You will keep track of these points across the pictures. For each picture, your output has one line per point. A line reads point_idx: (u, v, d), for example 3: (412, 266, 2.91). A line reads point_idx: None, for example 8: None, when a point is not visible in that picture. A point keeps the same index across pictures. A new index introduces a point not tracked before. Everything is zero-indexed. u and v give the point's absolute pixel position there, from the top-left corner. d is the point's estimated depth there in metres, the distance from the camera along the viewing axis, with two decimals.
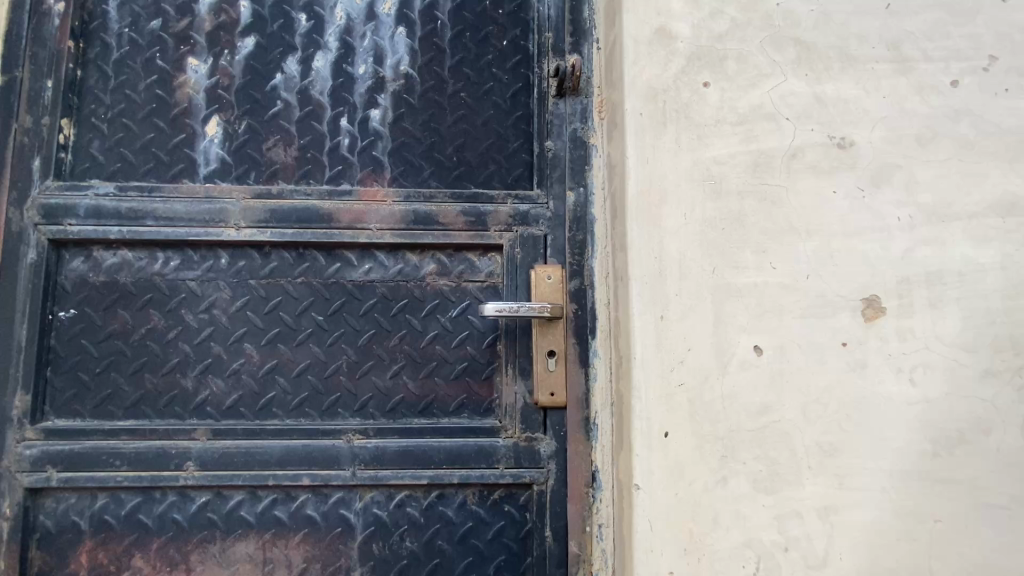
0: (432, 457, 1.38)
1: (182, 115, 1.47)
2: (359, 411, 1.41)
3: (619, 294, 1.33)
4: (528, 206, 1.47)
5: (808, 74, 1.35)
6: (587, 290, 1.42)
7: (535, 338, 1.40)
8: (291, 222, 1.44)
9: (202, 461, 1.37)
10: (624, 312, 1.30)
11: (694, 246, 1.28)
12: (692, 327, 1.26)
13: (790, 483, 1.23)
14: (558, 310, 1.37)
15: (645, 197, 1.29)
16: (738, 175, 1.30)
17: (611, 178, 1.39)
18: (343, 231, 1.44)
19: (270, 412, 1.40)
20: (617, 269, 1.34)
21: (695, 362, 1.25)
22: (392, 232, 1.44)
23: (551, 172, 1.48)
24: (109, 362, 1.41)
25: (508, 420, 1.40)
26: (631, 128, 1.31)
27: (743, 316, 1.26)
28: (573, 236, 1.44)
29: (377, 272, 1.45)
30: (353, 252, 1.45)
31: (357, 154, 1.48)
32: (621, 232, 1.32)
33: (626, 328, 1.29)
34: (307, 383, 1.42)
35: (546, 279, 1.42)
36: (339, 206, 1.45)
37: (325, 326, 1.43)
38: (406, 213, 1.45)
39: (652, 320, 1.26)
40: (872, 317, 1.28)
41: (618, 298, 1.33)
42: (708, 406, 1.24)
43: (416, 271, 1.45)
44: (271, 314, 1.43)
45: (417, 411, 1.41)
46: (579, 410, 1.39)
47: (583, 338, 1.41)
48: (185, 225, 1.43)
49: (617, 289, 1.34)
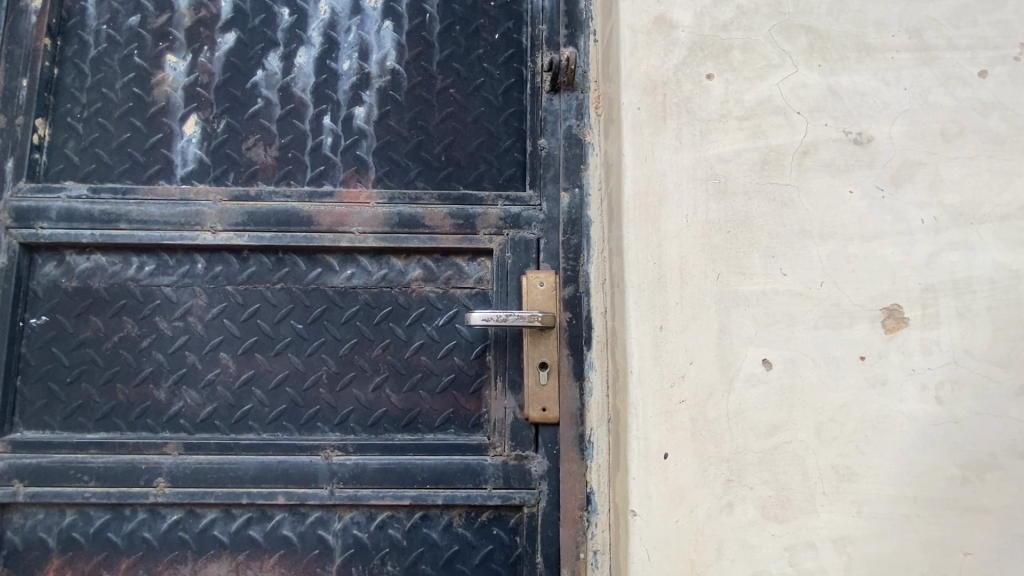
0: (415, 476, 1.29)
1: (159, 113, 1.42)
2: (339, 425, 1.33)
3: (615, 303, 1.23)
4: (520, 208, 1.38)
5: (821, 64, 1.25)
6: (582, 297, 1.33)
7: (525, 349, 1.31)
8: (269, 225, 1.37)
9: (174, 477, 1.30)
10: (620, 322, 1.20)
11: (696, 251, 1.18)
12: (694, 339, 1.15)
13: (803, 510, 1.12)
14: (549, 320, 1.28)
15: (643, 198, 1.19)
16: (744, 174, 1.20)
17: (608, 178, 1.30)
18: (325, 235, 1.37)
19: (245, 426, 1.33)
20: (613, 275, 1.25)
21: (697, 377, 1.14)
22: (375, 236, 1.37)
23: (544, 172, 1.39)
24: (80, 372, 1.34)
25: (497, 437, 1.30)
26: (628, 123, 1.22)
27: (750, 327, 1.16)
28: (568, 240, 1.35)
29: (359, 278, 1.37)
30: (334, 257, 1.38)
31: (340, 153, 1.41)
32: (618, 236, 1.23)
33: (622, 340, 1.19)
34: (285, 396, 1.34)
35: (537, 286, 1.33)
36: (320, 208, 1.37)
37: (304, 335, 1.35)
38: (391, 215, 1.38)
39: (651, 330, 1.16)
40: (893, 329, 1.17)
41: (614, 307, 1.24)
42: (711, 425, 1.13)
43: (401, 277, 1.37)
44: (248, 322, 1.36)
45: (400, 426, 1.32)
46: (573, 426, 1.29)
47: (578, 349, 1.31)
48: (160, 228, 1.37)
49: (613, 297, 1.24)
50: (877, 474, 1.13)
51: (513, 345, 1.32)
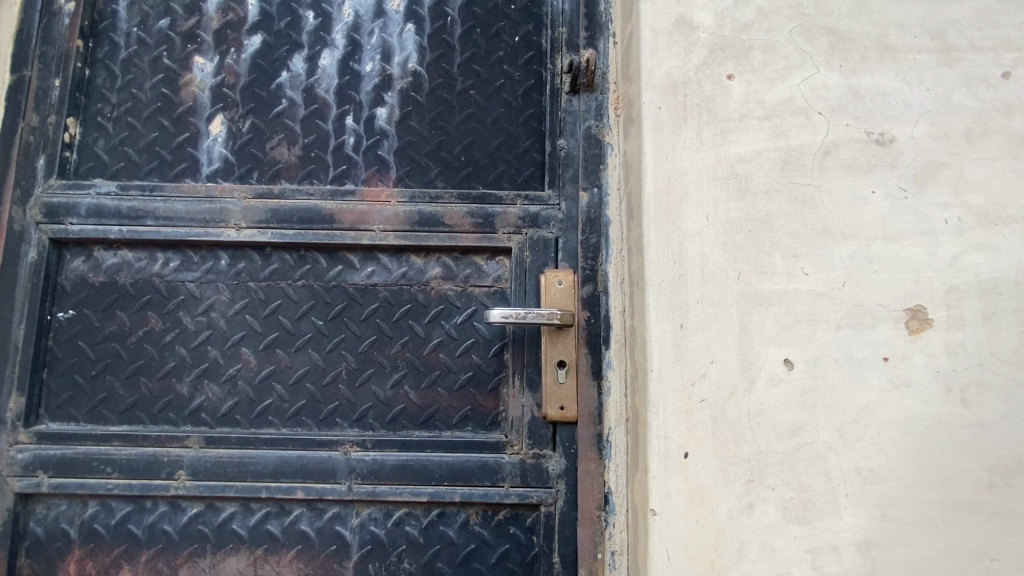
0: (432, 473, 1.29)
1: (186, 113, 1.45)
2: (357, 421, 1.33)
3: (634, 300, 1.23)
4: (539, 207, 1.38)
5: (842, 64, 1.25)
6: (601, 297, 1.33)
7: (544, 347, 1.31)
8: (291, 222, 1.38)
9: (195, 471, 1.31)
10: (640, 320, 1.20)
11: (716, 250, 1.18)
12: (715, 338, 1.15)
13: (825, 512, 1.11)
14: (568, 318, 1.27)
15: (663, 197, 1.20)
16: (766, 173, 1.20)
17: (627, 177, 1.30)
18: (345, 233, 1.38)
19: (266, 420, 1.34)
20: (633, 273, 1.25)
21: (718, 376, 1.14)
22: (396, 234, 1.38)
23: (563, 172, 1.39)
24: (105, 365, 1.37)
25: (514, 435, 1.30)
26: (648, 122, 1.23)
27: (771, 327, 1.15)
28: (586, 239, 1.35)
29: (379, 276, 1.38)
30: (355, 255, 1.39)
31: (361, 153, 1.43)
32: (637, 234, 1.23)
33: (642, 337, 1.19)
34: (304, 391, 1.35)
35: (555, 284, 1.33)
36: (341, 206, 1.39)
37: (325, 332, 1.37)
38: (411, 214, 1.38)
39: (671, 328, 1.16)
40: (917, 330, 1.16)
41: (633, 306, 1.23)
42: (732, 424, 1.12)
43: (421, 275, 1.38)
44: (270, 318, 1.38)
45: (418, 423, 1.33)
46: (591, 426, 1.28)
47: (596, 349, 1.31)
48: (185, 225, 1.39)
49: (633, 295, 1.24)
50: (901, 476, 1.12)
51: (531, 344, 1.32)
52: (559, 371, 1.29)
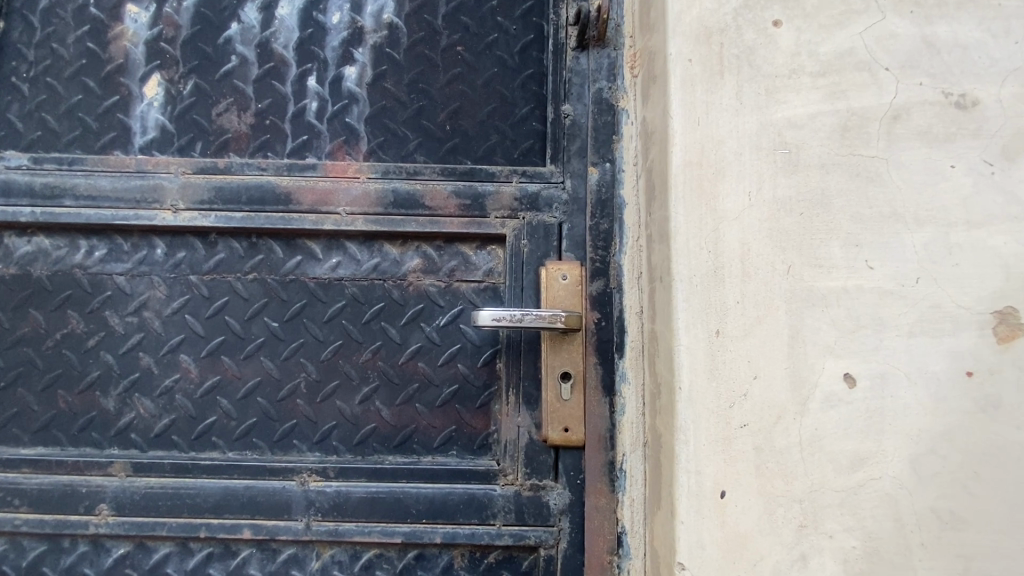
0: (408, 508, 1.06)
1: (116, 73, 1.20)
2: (319, 444, 1.11)
3: (656, 300, 0.99)
4: (539, 186, 1.14)
5: (914, 10, 1.01)
6: (613, 294, 1.09)
7: (545, 356, 1.07)
8: (240, 203, 1.15)
9: (120, 504, 1.08)
10: (665, 325, 0.96)
11: (762, 238, 0.93)
12: (761, 348, 0.91)
13: (896, 567, 0.88)
14: (575, 322, 1.03)
15: (695, 172, 0.96)
16: (821, 142, 0.96)
17: (648, 148, 1.06)
18: (305, 216, 1.14)
19: (208, 442, 1.11)
20: (654, 266, 1.01)
21: (762, 396, 0.90)
22: (365, 217, 1.13)
23: (569, 144, 1.15)
24: (15, 375, 1.13)
25: (508, 462, 1.07)
26: (676, 78, 0.99)
27: (828, 333, 0.92)
28: (596, 224, 1.11)
29: (346, 268, 1.15)
30: (317, 243, 1.15)
31: (326, 121, 1.19)
32: (662, 217, 0.99)
33: (668, 346, 0.95)
34: (256, 407, 1.12)
35: (558, 279, 1.09)
36: (300, 184, 1.15)
37: (280, 335, 1.14)
38: (384, 193, 1.14)
39: (706, 336, 0.92)
40: (1007, 338, 0.92)
41: (655, 306, 1.00)
42: (781, 456, 0.89)
43: (396, 268, 1.14)
44: (214, 318, 1.15)
45: (392, 446, 1.10)
46: (601, 452, 1.05)
47: (607, 358, 1.07)
48: (110, 206, 1.15)
49: (654, 294, 1.00)
50: (989, 521, 0.89)
51: (528, 351, 1.09)
52: (563, 386, 1.05)
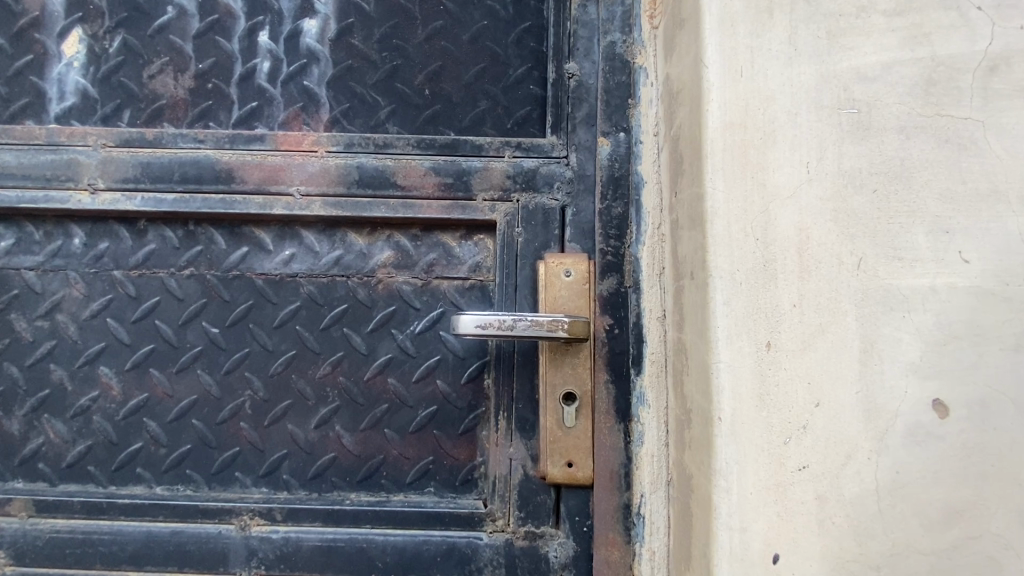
0: (372, 561, 0.85)
1: (31, 28, 1.00)
2: (266, 478, 0.90)
3: (686, 303, 0.77)
4: (537, 161, 0.92)
5: None
6: (629, 294, 0.87)
7: (545, 372, 0.84)
8: (171, 183, 0.94)
9: (21, 551, 0.88)
10: (699, 336, 0.74)
11: (825, 221, 0.71)
12: (826, 366, 0.69)
13: None
14: (582, 330, 0.81)
15: (738, 138, 0.73)
16: (898, 100, 0.74)
17: (673, 112, 0.84)
18: (250, 198, 0.93)
19: (131, 475, 0.91)
20: (682, 260, 0.79)
21: (826, 430, 0.68)
22: (323, 199, 0.92)
23: (574, 110, 0.93)
24: None
25: (497, 504, 0.86)
26: (710, 17, 0.77)
27: (913, 348, 0.68)
28: (607, 209, 0.89)
29: (302, 262, 0.94)
30: (268, 232, 0.95)
31: (279, 84, 0.97)
32: (693, 197, 0.77)
33: (704, 364, 0.72)
34: (190, 432, 0.92)
35: (560, 276, 0.87)
36: (245, 159, 0.94)
37: (221, 344, 0.93)
38: (347, 170, 0.93)
39: (754, 352, 0.70)
40: None
41: (684, 311, 0.78)
42: (850, 510, 0.67)
43: (361, 262, 0.93)
44: (141, 323, 0.94)
45: (355, 482, 0.89)
46: (614, 492, 0.84)
47: (622, 375, 0.85)
48: (16, 186, 0.95)
49: (683, 295, 0.78)
50: None
51: (523, 367, 0.86)
52: (568, 410, 0.83)
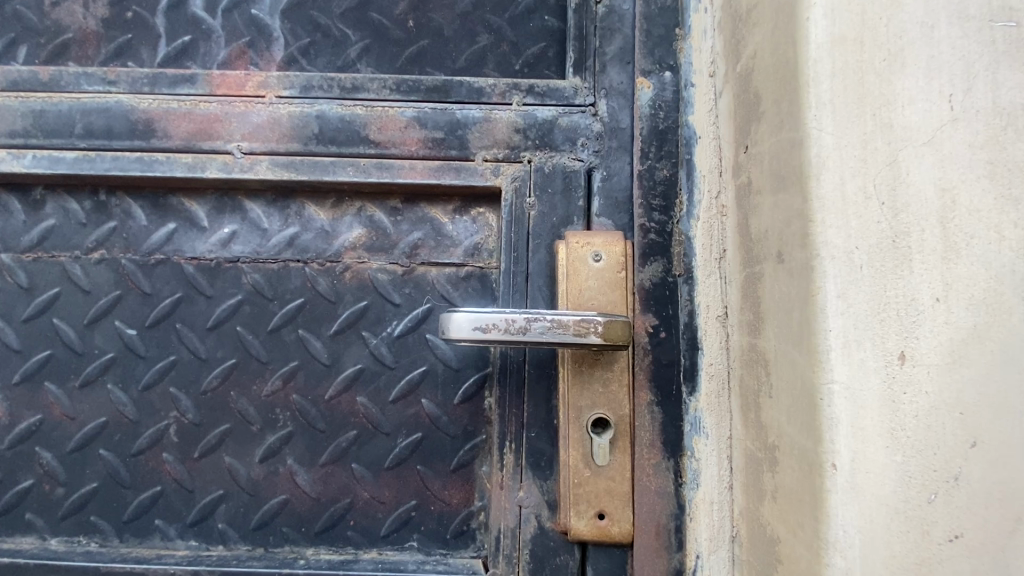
0: None
1: None
2: (196, 527, 0.68)
3: (769, 298, 0.55)
4: (555, 110, 0.69)
5: None
6: (680, 285, 0.65)
7: (566, 392, 0.62)
8: (71, 137, 0.71)
9: None
10: (798, 344, 0.50)
11: (979, 173, 0.47)
12: (989, 390, 0.44)
13: None
14: (623, 335, 0.57)
15: (853, 56, 0.50)
16: None
17: (743, 37, 0.61)
18: (174, 157, 0.70)
19: (20, 523, 0.69)
20: (764, 236, 0.56)
21: (995, 491, 0.43)
22: (271, 159, 0.69)
23: (604, 45, 0.70)
24: None
25: (503, 566, 0.63)
26: None
27: None
28: (649, 169, 0.67)
29: (245, 242, 0.71)
30: (201, 203, 0.72)
31: (218, 12, 0.74)
32: (780, 146, 0.53)
33: (804, 384, 0.49)
34: (97, 467, 0.70)
35: (588, 261, 0.64)
36: (168, 106, 0.70)
37: (139, 350, 0.71)
38: (302, 120, 0.70)
39: (883, 368, 0.46)
40: None
41: (767, 309, 0.55)
42: None
43: (323, 243, 0.71)
44: (36, 323, 0.72)
45: (313, 534, 0.67)
46: (661, 553, 0.61)
47: (670, 394, 0.63)
48: None
49: (764, 287, 0.56)
50: None
51: (537, 382, 0.64)
52: (598, 444, 0.60)
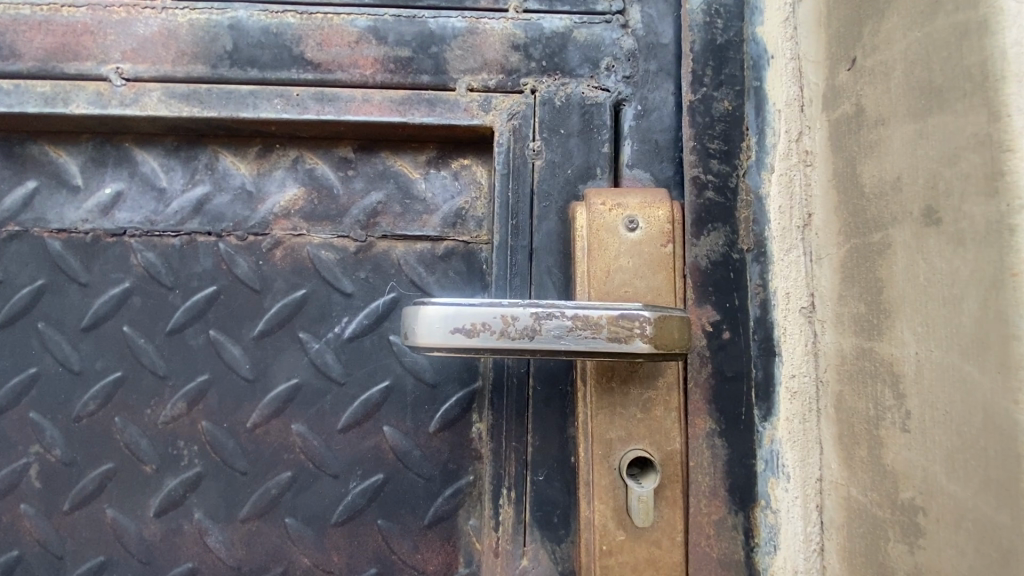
0: None
1: None
2: None
3: (903, 282, 0.36)
4: (568, 19, 0.49)
5: None
6: (747, 264, 0.46)
7: (590, 419, 0.43)
8: None
9: None
10: (976, 353, 0.32)
11: None
12: None
13: None
14: (681, 338, 0.37)
15: None
16: None
17: None
18: (25, 84, 0.49)
19: None
20: (893, 187, 0.37)
21: None
22: (164, 86, 0.48)
23: None
24: None
25: None
26: None
27: None
28: (704, 100, 0.47)
29: (135, 207, 0.51)
30: (74, 154, 0.52)
31: None
32: (932, 43, 0.35)
33: (988, 414, 0.31)
34: None
35: (619, 229, 0.44)
36: (17, 11, 0.49)
37: None
38: (209, 32, 0.49)
39: None
40: None
41: (899, 299, 0.37)
42: None
43: (243, 208, 0.50)
44: None
45: None
46: None
47: (736, 419, 0.44)
48: None
49: (893, 265, 0.37)
50: None
51: (547, 403, 0.45)
52: (639, 497, 0.41)
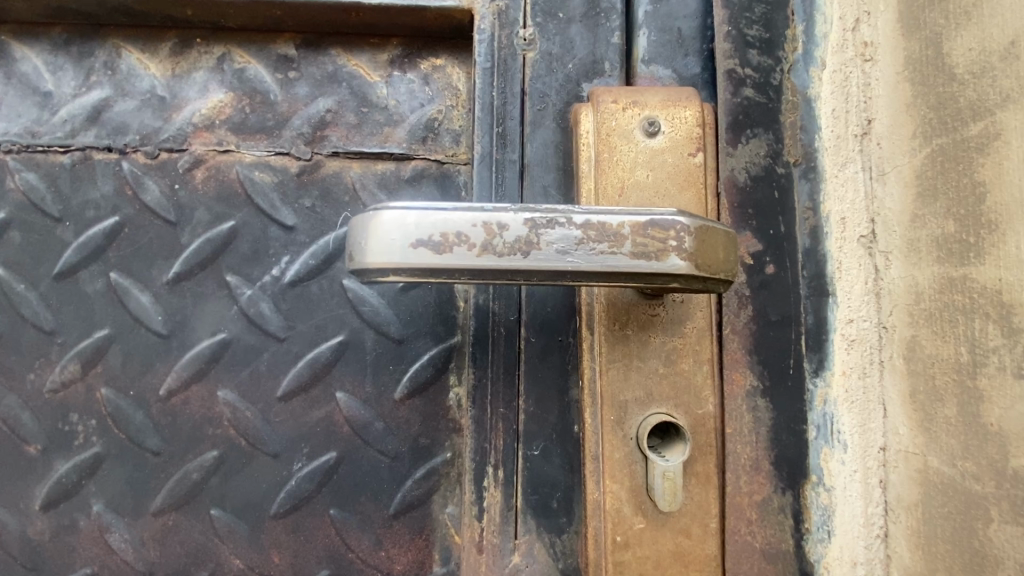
0: None
1: None
2: None
3: (1020, 180, 0.27)
4: None
5: None
6: (795, 181, 0.37)
7: (599, 377, 0.33)
8: None
9: None
10: None
11: None
12: None
13: None
14: (728, 260, 0.27)
15: None
16: None
17: None
18: None
19: None
20: (1005, 58, 0.28)
21: None
22: None
23: None
24: None
25: None
26: None
27: None
28: None
29: (11, 116, 0.39)
30: None
31: None
32: None
33: None
34: None
35: (635, 131, 0.34)
36: None
37: None
38: None
39: None
40: None
41: (1012, 204, 0.28)
42: None
43: (153, 117, 0.39)
44: None
45: None
46: None
47: (781, 374, 0.36)
48: None
49: (1004, 160, 0.28)
50: None
51: (544, 358, 0.35)
52: (664, 472, 0.31)
